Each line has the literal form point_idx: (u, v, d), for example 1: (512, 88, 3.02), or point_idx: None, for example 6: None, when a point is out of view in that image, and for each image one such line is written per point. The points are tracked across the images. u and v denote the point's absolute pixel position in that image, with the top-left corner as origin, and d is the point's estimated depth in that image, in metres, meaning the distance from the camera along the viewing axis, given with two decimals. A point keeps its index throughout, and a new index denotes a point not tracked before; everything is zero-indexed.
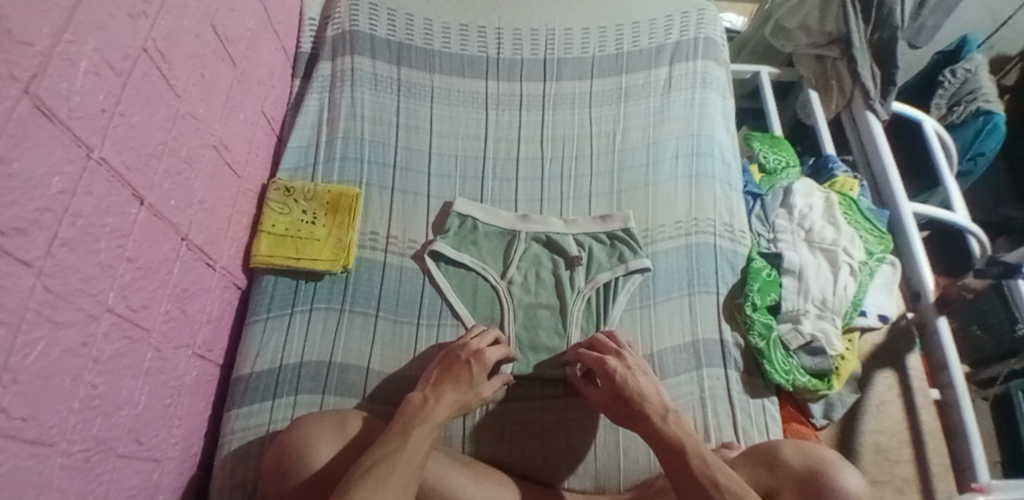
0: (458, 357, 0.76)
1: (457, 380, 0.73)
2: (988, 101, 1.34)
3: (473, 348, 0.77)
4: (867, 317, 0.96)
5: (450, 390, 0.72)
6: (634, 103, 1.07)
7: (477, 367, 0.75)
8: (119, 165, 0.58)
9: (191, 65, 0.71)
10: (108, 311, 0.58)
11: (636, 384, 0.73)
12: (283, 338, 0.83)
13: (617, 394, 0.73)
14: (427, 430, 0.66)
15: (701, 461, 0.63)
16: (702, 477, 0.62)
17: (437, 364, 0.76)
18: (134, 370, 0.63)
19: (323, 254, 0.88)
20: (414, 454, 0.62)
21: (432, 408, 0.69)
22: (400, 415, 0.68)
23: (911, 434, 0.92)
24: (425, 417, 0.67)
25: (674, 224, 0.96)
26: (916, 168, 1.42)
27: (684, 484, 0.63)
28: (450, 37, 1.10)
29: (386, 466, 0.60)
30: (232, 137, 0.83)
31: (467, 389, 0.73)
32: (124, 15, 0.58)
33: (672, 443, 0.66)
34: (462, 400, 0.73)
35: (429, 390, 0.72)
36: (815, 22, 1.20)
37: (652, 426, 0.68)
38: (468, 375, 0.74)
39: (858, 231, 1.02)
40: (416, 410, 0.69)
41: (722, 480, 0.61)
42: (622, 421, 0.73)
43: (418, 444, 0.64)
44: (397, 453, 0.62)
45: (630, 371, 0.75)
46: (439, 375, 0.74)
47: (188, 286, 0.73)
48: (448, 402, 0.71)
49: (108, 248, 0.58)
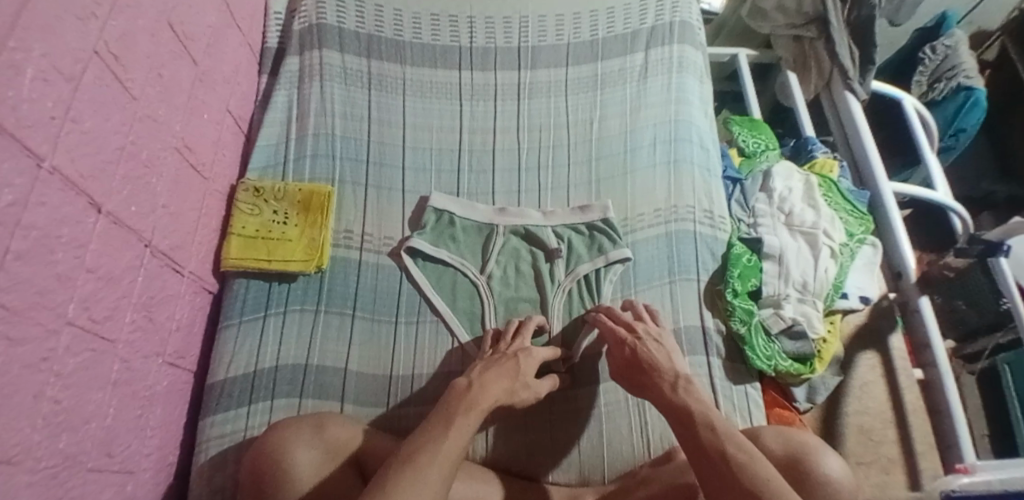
0: (506, 353, 0.76)
1: (503, 369, 0.72)
2: (969, 77, 1.35)
3: (519, 346, 0.78)
4: (849, 298, 0.96)
5: (496, 378, 0.71)
6: (610, 90, 1.05)
7: (524, 359, 0.75)
8: (73, 174, 0.56)
9: (148, 65, 0.68)
10: (68, 324, 0.56)
11: (648, 353, 0.74)
12: (257, 343, 0.81)
13: (630, 363, 0.75)
14: (470, 419, 0.64)
15: (710, 432, 0.62)
16: (709, 445, 0.61)
17: (484, 358, 0.76)
18: (101, 382, 0.61)
19: (296, 254, 0.86)
20: (457, 442, 0.61)
21: (479, 394, 0.67)
22: (444, 403, 0.67)
23: (894, 413, 0.93)
24: (470, 404, 0.66)
25: (653, 212, 0.95)
26: (896, 146, 1.43)
27: (694, 452, 0.62)
28: (421, 27, 1.07)
29: (425, 455, 0.58)
30: (197, 139, 0.81)
31: (514, 378, 0.72)
32: (71, 17, 0.55)
33: (682, 411, 0.66)
34: (508, 389, 0.71)
35: (474, 376, 0.71)
36: (792, 3, 1.19)
37: (663, 395, 0.69)
38: (515, 365, 0.74)
39: (838, 212, 1.02)
40: (460, 395, 0.67)
41: (729, 449, 0.60)
42: (635, 390, 0.74)
43: (461, 433, 0.62)
44: (440, 442, 0.60)
45: (641, 342, 0.75)
46: (487, 366, 0.73)
47: (156, 293, 0.71)
48: (494, 390, 0.69)
49: (65, 259, 0.55)
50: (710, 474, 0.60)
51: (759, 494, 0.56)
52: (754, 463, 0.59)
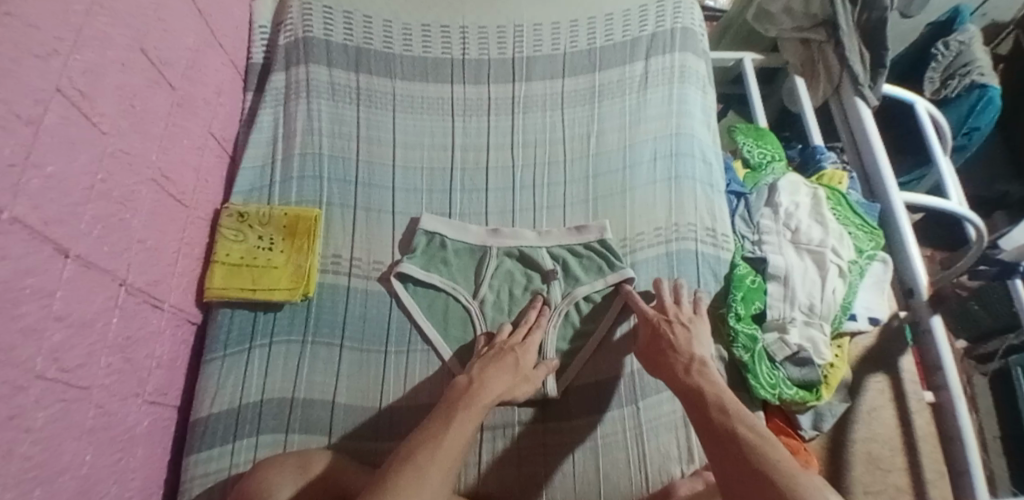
0: (505, 347, 0.78)
1: (502, 363, 0.74)
2: (983, 74, 1.30)
3: (516, 340, 0.79)
4: (856, 320, 0.93)
5: (495, 374, 0.72)
6: (609, 102, 1.01)
7: (521, 353, 0.77)
8: (37, 221, 0.52)
9: (118, 97, 0.65)
10: (37, 377, 0.53)
11: (670, 335, 0.75)
12: (242, 376, 0.79)
13: (650, 344, 0.76)
14: (472, 413, 0.65)
15: (722, 414, 0.62)
16: (722, 425, 0.61)
17: (482, 355, 0.77)
18: (76, 431, 0.59)
19: (282, 282, 0.83)
20: (456, 442, 0.61)
21: (477, 390, 0.69)
22: (445, 400, 0.68)
23: (903, 439, 0.89)
24: (470, 400, 0.67)
25: (653, 232, 0.92)
26: (903, 147, 1.39)
27: (707, 431, 0.62)
28: (413, 39, 1.03)
29: (424, 455, 0.58)
30: (175, 167, 0.77)
31: (513, 371, 0.74)
32: (30, 56, 0.51)
33: (695, 393, 0.66)
34: (509, 382, 0.72)
35: (473, 373, 0.72)
36: (800, 5, 1.14)
37: (677, 376, 0.70)
38: (514, 359, 0.76)
39: (847, 227, 0.97)
40: (460, 395, 0.68)
41: (741, 430, 0.59)
42: (651, 371, 0.75)
43: (462, 429, 0.62)
44: (440, 440, 0.60)
45: (668, 324, 0.77)
46: (486, 364, 0.74)
47: (133, 333, 0.68)
48: (492, 386, 0.70)
49: (31, 310, 0.52)
50: (721, 455, 0.58)
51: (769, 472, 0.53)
52: (767, 444, 0.57)
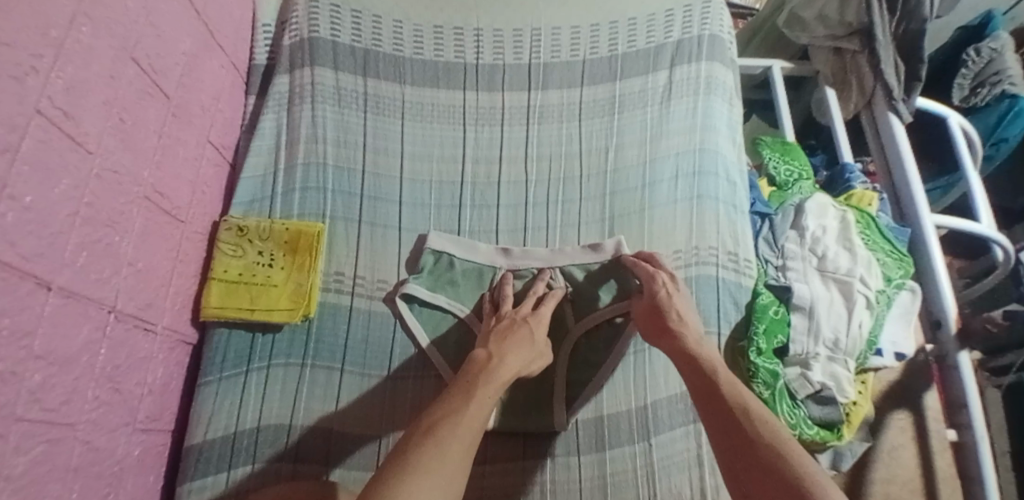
0: (517, 317, 0.76)
1: (518, 337, 0.72)
2: (1013, 83, 1.18)
3: (527, 311, 0.77)
4: (883, 356, 0.87)
5: (514, 349, 0.70)
6: (630, 114, 0.95)
7: (535, 324, 0.75)
8: (14, 257, 0.48)
9: (104, 114, 0.60)
10: (17, 421, 0.49)
11: (676, 307, 0.73)
12: (238, 401, 0.76)
13: (656, 310, 0.73)
14: (489, 389, 0.62)
15: (732, 387, 0.61)
16: (730, 399, 0.59)
17: (492, 327, 0.75)
18: (60, 471, 0.55)
19: (281, 303, 0.79)
20: (475, 420, 0.57)
21: (496, 366, 0.66)
22: (465, 374, 0.65)
23: (924, 481, 0.87)
24: (488, 376, 0.64)
25: (673, 255, 0.87)
26: (929, 150, 1.31)
27: (709, 400, 0.61)
28: (423, 42, 0.98)
29: (446, 427, 0.55)
30: (169, 181, 0.73)
31: (528, 342, 0.72)
32: (5, 77, 0.47)
33: (702, 365, 0.65)
34: (528, 356, 0.70)
35: (493, 348, 0.70)
36: (834, 12, 1.07)
37: (685, 347, 0.68)
38: (528, 331, 0.73)
39: (875, 252, 0.90)
40: (479, 368, 0.66)
41: (752, 406, 0.58)
42: (653, 339, 0.73)
43: (482, 406, 0.60)
44: (458, 414, 0.57)
45: (675, 296, 0.75)
46: (501, 335, 0.72)
47: (122, 361, 0.64)
48: (512, 362, 0.68)
49: (9, 353, 0.48)
50: (729, 430, 0.57)
51: (776, 447, 0.53)
52: (774, 422, 0.56)
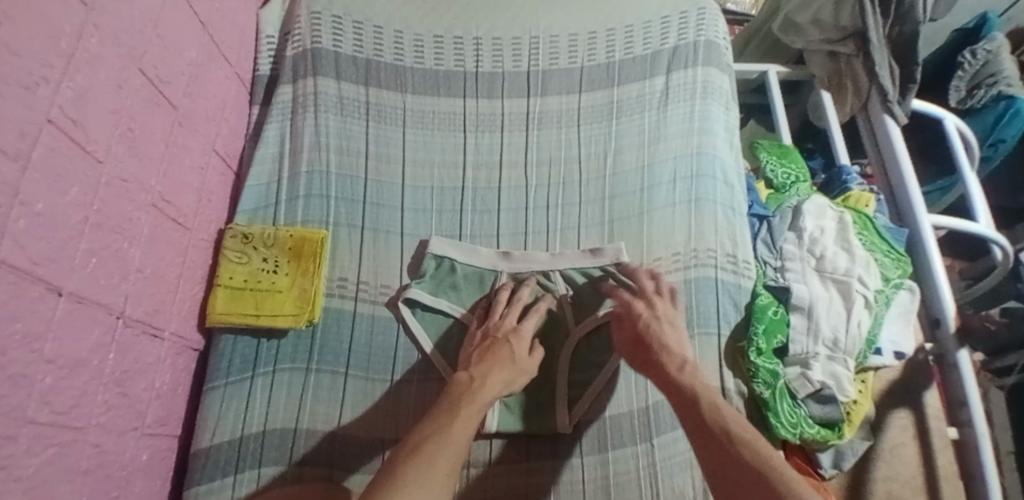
0: (497, 336, 0.76)
1: (500, 358, 0.72)
2: (1010, 85, 1.21)
3: (509, 327, 0.78)
4: (882, 355, 0.88)
5: (496, 372, 0.71)
6: (627, 119, 0.97)
7: (516, 344, 0.75)
8: (24, 262, 0.49)
9: (113, 123, 0.62)
10: (28, 423, 0.50)
11: (656, 333, 0.73)
12: (243, 406, 0.77)
13: (638, 337, 0.74)
14: (473, 411, 0.64)
15: (714, 411, 0.62)
16: (714, 425, 0.60)
17: (474, 346, 0.76)
18: (70, 474, 0.56)
19: (285, 308, 0.80)
20: (461, 442, 0.59)
21: (479, 389, 0.67)
22: (448, 398, 0.67)
23: (925, 480, 0.86)
24: (469, 399, 0.66)
25: (672, 257, 0.88)
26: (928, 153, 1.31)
27: (696, 427, 0.61)
28: (423, 51, 1.00)
29: (434, 446, 0.56)
30: (175, 188, 0.74)
31: (509, 363, 0.72)
32: (14, 87, 0.48)
33: (685, 393, 0.65)
34: (507, 376, 0.71)
35: (474, 370, 0.71)
36: (828, 16, 1.08)
37: (668, 375, 0.68)
38: (509, 352, 0.74)
39: (873, 253, 0.91)
40: (462, 391, 0.67)
41: (735, 431, 0.59)
42: (637, 365, 0.73)
43: (465, 426, 0.61)
44: (446, 434, 0.59)
45: (656, 320, 0.74)
46: (483, 357, 0.73)
47: (129, 366, 0.65)
48: (494, 383, 0.69)
49: (20, 355, 0.49)
50: (717, 457, 0.57)
51: (764, 476, 0.53)
52: (760, 444, 0.57)
